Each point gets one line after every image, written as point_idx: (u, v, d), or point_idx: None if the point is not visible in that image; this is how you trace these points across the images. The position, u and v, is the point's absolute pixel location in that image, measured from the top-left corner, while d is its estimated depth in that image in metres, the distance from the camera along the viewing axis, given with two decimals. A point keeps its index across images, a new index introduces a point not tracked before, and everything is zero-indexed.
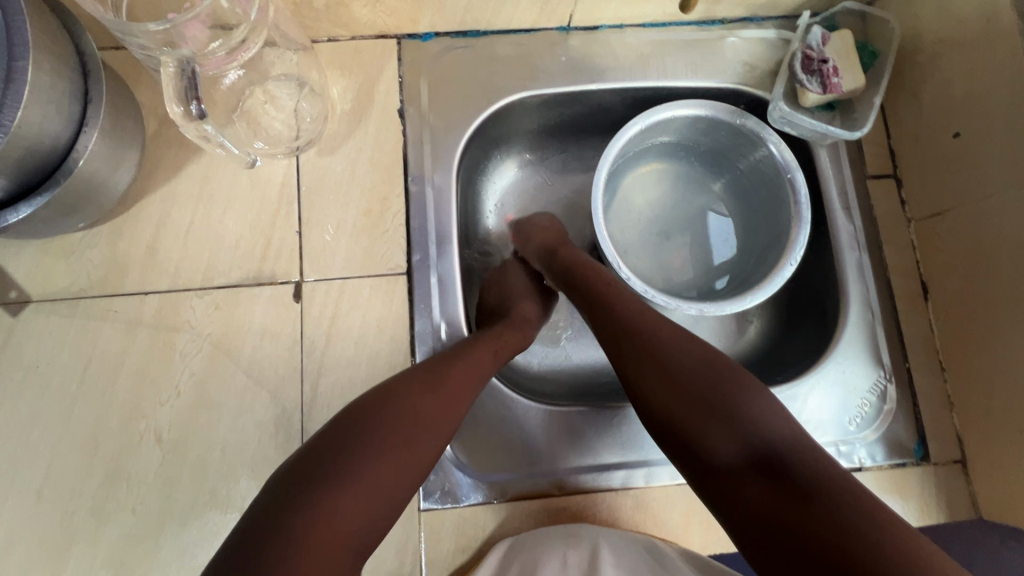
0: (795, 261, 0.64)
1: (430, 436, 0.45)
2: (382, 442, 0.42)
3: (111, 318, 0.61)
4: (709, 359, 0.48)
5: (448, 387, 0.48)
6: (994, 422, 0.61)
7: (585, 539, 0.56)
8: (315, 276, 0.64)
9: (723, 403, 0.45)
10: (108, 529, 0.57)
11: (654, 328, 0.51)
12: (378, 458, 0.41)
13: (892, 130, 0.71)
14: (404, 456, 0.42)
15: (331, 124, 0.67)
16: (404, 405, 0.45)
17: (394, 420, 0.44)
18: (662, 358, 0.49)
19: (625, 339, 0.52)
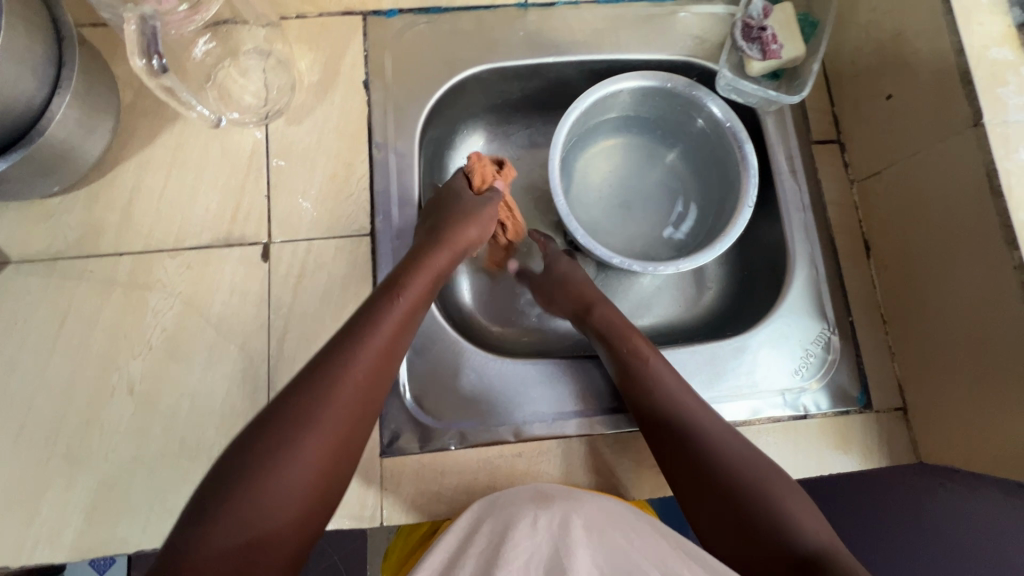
0: (745, 219, 0.69)
1: (329, 436, 0.47)
2: (277, 456, 0.45)
3: (87, 277, 0.64)
4: (753, 457, 0.55)
5: (341, 378, 0.49)
6: (929, 368, 0.64)
7: (557, 501, 0.56)
8: (283, 237, 0.67)
9: (755, 487, 0.53)
10: (81, 475, 0.60)
11: (692, 409, 0.58)
12: (282, 473, 0.44)
13: (835, 98, 0.74)
14: (305, 463, 0.45)
15: (299, 95, 0.70)
16: (296, 413, 0.47)
17: (287, 431, 0.46)
18: (705, 441, 0.56)
19: (664, 415, 0.58)
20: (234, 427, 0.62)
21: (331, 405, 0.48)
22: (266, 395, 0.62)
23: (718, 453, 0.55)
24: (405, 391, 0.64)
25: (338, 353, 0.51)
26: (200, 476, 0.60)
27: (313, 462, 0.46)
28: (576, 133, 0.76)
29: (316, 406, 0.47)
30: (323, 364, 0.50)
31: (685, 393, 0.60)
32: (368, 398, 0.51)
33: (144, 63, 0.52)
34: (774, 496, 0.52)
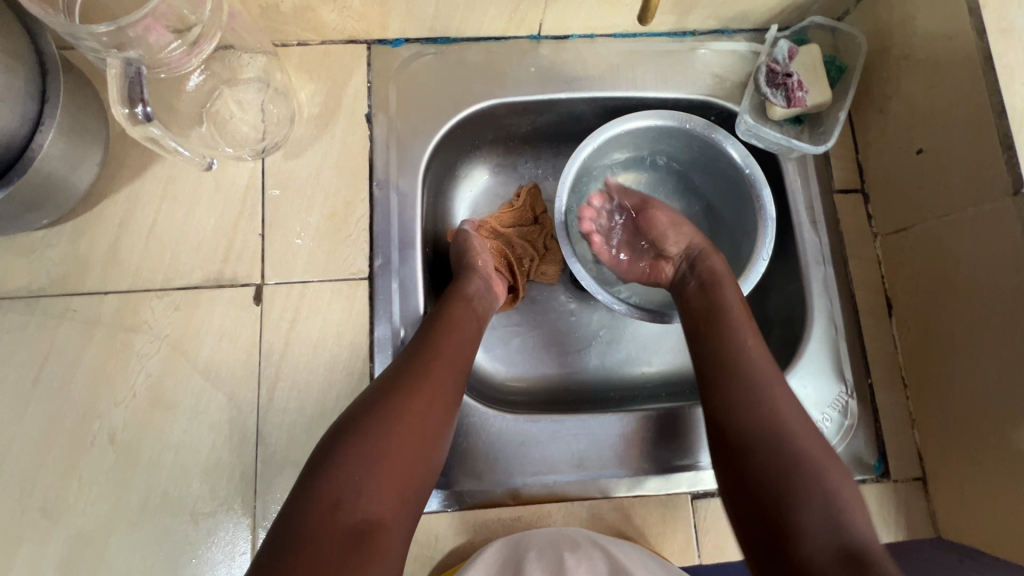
0: (760, 273, 0.65)
1: (421, 419, 0.47)
2: (377, 444, 0.44)
3: (69, 317, 0.61)
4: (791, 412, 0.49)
5: (428, 370, 0.50)
6: (952, 439, 0.61)
7: (587, 545, 0.57)
8: (276, 279, 0.63)
9: (828, 484, 0.44)
10: (57, 528, 0.57)
11: (771, 389, 0.50)
12: (369, 463, 0.42)
13: (860, 145, 0.71)
14: (402, 448, 0.44)
15: (298, 128, 0.67)
16: (388, 404, 0.46)
17: (383, 419, 0.45)
18: (774, 410, 0.49)
19: (741, 380, 0.51)
20: (220, 481, 0.59)
21: (418, 393, 0.48)
22: (255, 447, 0.59)
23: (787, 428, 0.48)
24: None
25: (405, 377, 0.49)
26: (183, 532, 0.57)
27: (409, 436, 0.45)
28: (585, 175, 0.74)
29: (405, 397, 0.47)
30: (405, 363, 0.51)
31: (773, 372, 0.52)
32: (449, 399, 0.50)
33: (126, 110, 0.51)
34: (840, 495, 0.44)
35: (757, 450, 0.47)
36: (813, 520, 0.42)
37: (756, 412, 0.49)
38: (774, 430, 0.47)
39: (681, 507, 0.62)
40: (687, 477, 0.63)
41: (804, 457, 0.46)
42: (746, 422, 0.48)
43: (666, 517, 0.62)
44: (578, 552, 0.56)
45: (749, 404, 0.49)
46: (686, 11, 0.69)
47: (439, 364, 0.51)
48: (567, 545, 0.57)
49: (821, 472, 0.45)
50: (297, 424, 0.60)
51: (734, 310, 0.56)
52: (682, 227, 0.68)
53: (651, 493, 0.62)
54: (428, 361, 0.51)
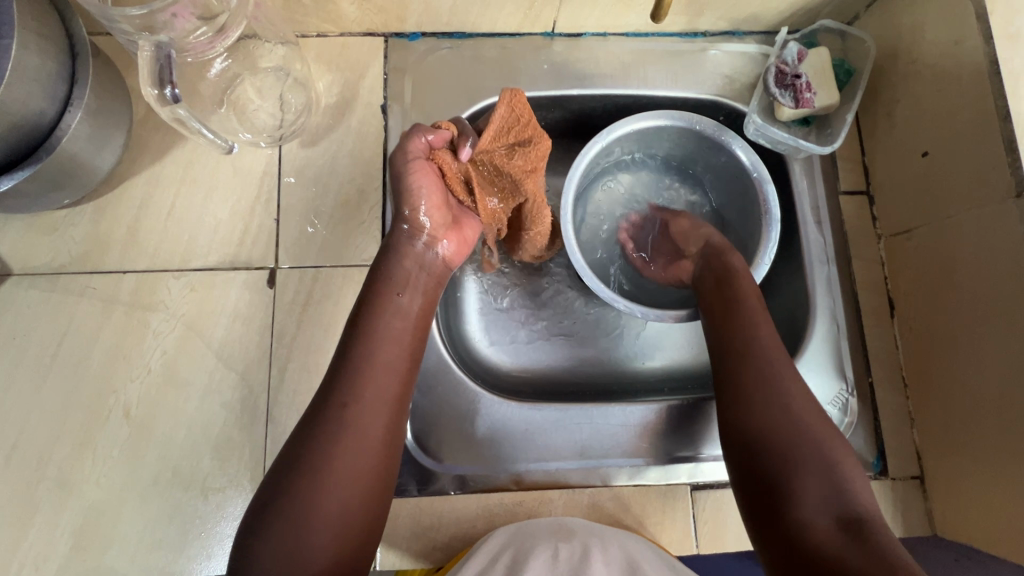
0: (760, 275, 0.66)
1: (341, 486, 0.45)
2: (298, 522, 0.43)
3: (89, 294, 0.63)
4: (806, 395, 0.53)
5: (338, 431, 0.47)
6: (951, 439, 0.62)
7: (580, 533, 0.57)
8: (290, 263, 0.65)
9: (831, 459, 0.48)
10: (71, 499, 0.58)
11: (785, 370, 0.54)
12: (297, 536, 0.43)
13: (866, 148, 0.72)
14: (325, 517, 0.44)
15: (315, 117, 0.69)
16: (298, 480, 0.45)
17: (300, 500, 0.44)
18: (787, 399, 0.52)
19: (756, 366, 0.54)
20: (231, 458, 0.60)
21: (344, 440, 0.47)
22: (265, 425, 0.61)
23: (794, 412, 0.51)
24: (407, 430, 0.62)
25: (324, 424, 0.47)
26: (192, 507, 0.59)
27: (334, 503, 0.45)
28: (594, 171, 0.75)
29: (318, 468, 0.45)
30: (312, 426, 0.47)
31: (785, 360, 0.55)
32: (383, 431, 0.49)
33: (155, 92, 0.52)
34: (843, 472, 0.48)
35: (766, 428, 0.50)
36: (813, 495, 0.46)
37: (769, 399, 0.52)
38: (787, 416, 0.51)
39: (680, 498, 0.63)
40: (687, 468, 0.64)
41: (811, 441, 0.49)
42: (760, 410, 0.51)
43: (666, 507, 0.63)
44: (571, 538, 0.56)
45: (767, 394, 0.52)
46: (698, 12, 0.70)
47: (352, 422, 0.47)
48: (559, 533, 0.57)
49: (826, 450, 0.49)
50: (306, 405, 0.62)
51: (751, 300, 0.59)
52: (708, 228, 0.70)
53: (652, 483, 0.63)
54: (340, 420, 0.47)
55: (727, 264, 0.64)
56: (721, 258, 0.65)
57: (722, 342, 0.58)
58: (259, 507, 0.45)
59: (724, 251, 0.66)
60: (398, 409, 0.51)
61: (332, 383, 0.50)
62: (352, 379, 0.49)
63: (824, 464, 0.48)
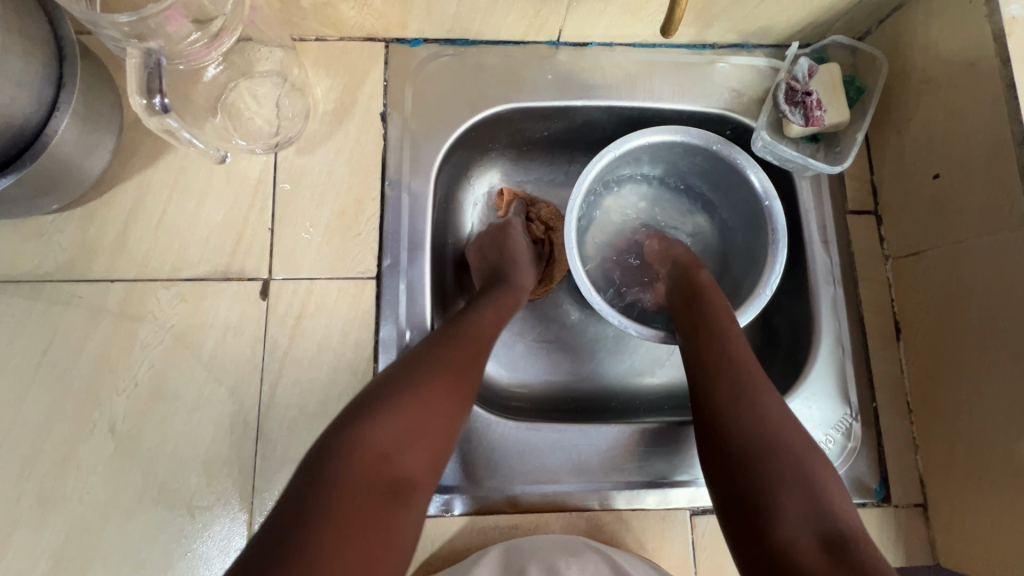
0: (761, 303, 0.65)
1: (436, 407, 0.46)
2: (396, 420, 0.43)
3: (74, 303, 0.61)
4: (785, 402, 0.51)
5: (446, 364, 0.48)
6: (956, 467, 0.60)
7: (588, 552, 0.57)
8: (284, 274, 0.63)
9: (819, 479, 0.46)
10: (53, 516, 0.56)
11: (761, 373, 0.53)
12: (395, 426, 0.43)
13: (875, 167, 0.70)
14: (414, 414, 0.44)
15: (312, 123, 0.67)
16: (408, 383, 0.46)
17: (401, 403, 0.45)
18: (766, 400, 0.51)
19: (732, 366, 0.53)
20: (220, 475, 0.58)
21: (446, 361, 0.49)
22: (255, 441, 0.59)
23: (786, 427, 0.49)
24: None
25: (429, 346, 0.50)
26: (178, 525, 0.57)
27: (423, 412, 0.45)
28: (597, 184, 0.73)
29: (422, 383, 0.46)
30: (430, 352, 0.49)
31: (760, 365, 0.54)
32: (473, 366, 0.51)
33: (144, 101, 0.50)
34: (825, 486, 0.46)
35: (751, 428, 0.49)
36: (796, 512, 0.44)
37: (758, 417, 0.49)
38: (767, 421, 0.49)
39: (680, 523, 0.61)
40: (687, 492, 0.62)
41: (801, 459, 0.47)
42: (746, 408, 0.50)
43: (665, 532, 0.61)
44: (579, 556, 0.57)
45: (749, 395, 0.51)
46: (707, 24, 0.68)
47: (462, 362, 0.50)
48: (568, 549, 0.57)
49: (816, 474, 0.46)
50: (298, 422, 0.60)
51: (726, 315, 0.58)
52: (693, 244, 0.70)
53: (650, 508, 0.62)
54: (445, 343, 0.50)
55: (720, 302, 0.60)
56: (687, 275, 0.65)
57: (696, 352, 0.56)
58: (364, 396, 0.45)
59: (691, 268, 0.66)
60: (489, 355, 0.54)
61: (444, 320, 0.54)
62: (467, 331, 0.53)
63: (805, 477, 0.46)
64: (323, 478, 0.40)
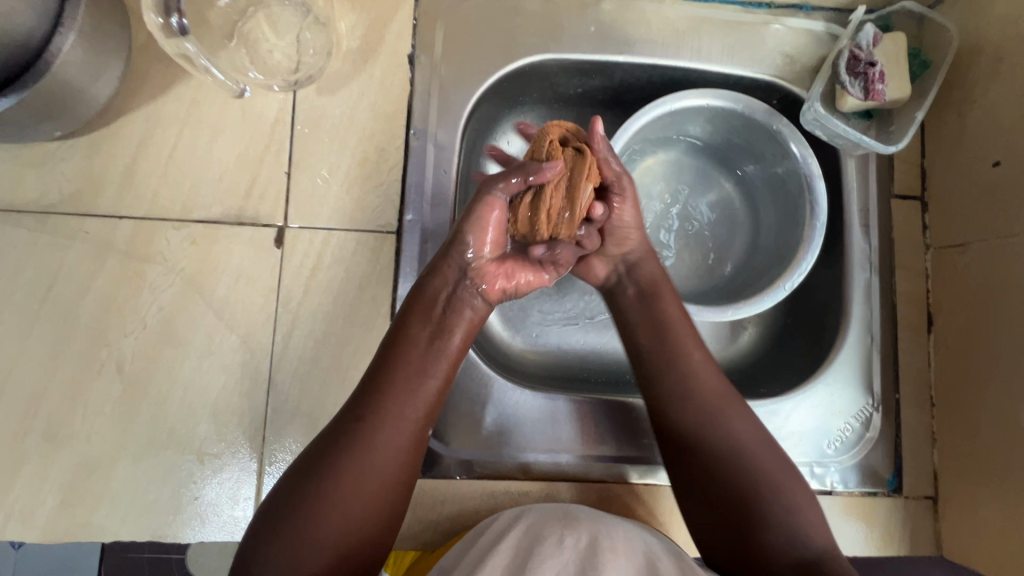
0: (774, 299, 0.63)
1: (372, 479, 0.44)
2: (309, 533, 0.42)
3: (80, 238, 0.58)
4: (725, 420, 0.51)
5: (365, 456, 0.44)
6: (973, 464, 0.60)
7: (584, 521, 0.52)
8: (300, 223, 0.60)
9: (775, 486, 0.48)
10: (58, 453, 0.55)
11: (710, 386, 0.53)
12: (323, 511, 0.42)
13: (927, 150, 0.66)
14: (346, 497, 0.43)
15: (335, 61, 0.62)
16: (327, 473, 0.43)
17: (312, 514, 0.42)
18: (723, 421, 0.51)
19: (677, 381, 0.53)
20: (230, 423, 0.57)
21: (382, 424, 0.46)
22: (266, 392, 0.58)
23: (729, 439, 0.50)
24: None
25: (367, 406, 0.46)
26: (187, 471, 0.56)
27: (357, 490, 0.43)
28: (636, 144, 0.70)
29: (343, 477, 0.43)
30: (339, 441, 0.45)
31: (713, 374, 0.54)
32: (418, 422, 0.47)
33: (161, 20, 0.53)
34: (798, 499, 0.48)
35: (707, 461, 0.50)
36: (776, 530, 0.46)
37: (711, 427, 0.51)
38: (727, 445, 0.50)
39: None
40: None
41: (753, 470, 0.49)
42: (706, 444, 0.50)
43: (673, 507, 0.61)
44: (573, 527, 0.51)
45: (702, 427, 0.51)
46: None
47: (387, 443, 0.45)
48: (563, 518, 0.53)
49: (762, 474, 0.49)
50: (311, 375, 0.58)
51: (659, 280, 0.58)
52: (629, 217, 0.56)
53: (663, 484, 0.62)
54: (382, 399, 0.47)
55: (662, 312, 0.56)
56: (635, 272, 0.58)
57: (637, 335, 0.56)
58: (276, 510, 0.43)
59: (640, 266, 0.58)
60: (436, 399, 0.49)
61: (379, 363, 0.49)
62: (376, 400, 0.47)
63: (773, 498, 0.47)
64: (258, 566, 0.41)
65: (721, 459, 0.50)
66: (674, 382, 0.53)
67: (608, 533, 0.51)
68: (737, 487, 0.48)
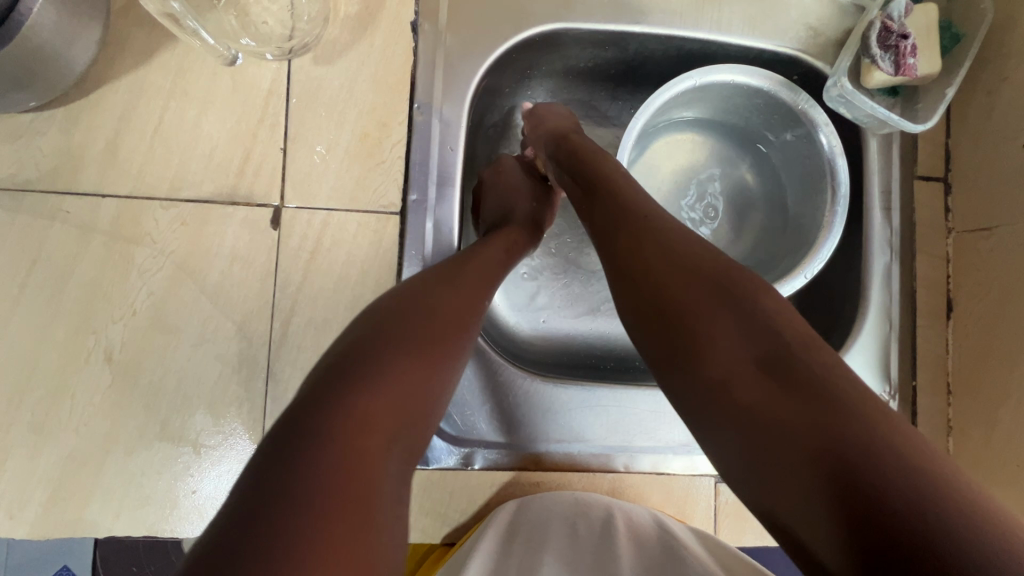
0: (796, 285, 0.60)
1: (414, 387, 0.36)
2: (342, 453, 0.31)
3: (61, 219, 0.54)
4: (693, 246, 0.42)
5: (411, 358, 0.37)
6: (988, 452, 0.59)
7: (601, 512, 0.54)
8: (298, 203, 0.57)
9: (756, 305, 0.38)
10: (46, 446, 0.52)
11: (678, 232, 0.43)
12: (360, 422, 0.32)
13: (952, 129, 0.64)
14: (393, 409, 0.34)
15: (332, 28, 0.58)
16: (373, 379, 0.34)
17: (345, 428, 0.32)
18: (693, 263, 0.40)
19: (643, 232, 0.43)
20: (228, 413, 0.55)
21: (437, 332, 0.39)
22: (265, 381, 0.55)
23: (706, 280, 0.39)
24: None
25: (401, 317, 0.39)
26: (184, 464, 0.54)
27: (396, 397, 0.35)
28: (653, 120, 0.67)
29: (383, 380, 0.35)
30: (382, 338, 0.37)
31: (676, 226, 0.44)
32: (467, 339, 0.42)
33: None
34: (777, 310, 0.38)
35: (675, 301, 0.39)
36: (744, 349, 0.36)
37: (673, 248, 0.42)
38: (696, 268, 0.40)
39: (703, 491, 0.60)
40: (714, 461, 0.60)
41: (730, 283, 0.39)
42: (670, 277, 0.40)
43: (686, 497, 0.60)
44: (589, 520, 0.53)
45: (672, 270, 0.40)
46: None
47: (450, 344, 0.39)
48: (580, 508, 0.54)
49: (747, 288, 0.39)
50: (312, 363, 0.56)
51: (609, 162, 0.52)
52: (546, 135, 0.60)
53: (676, 474, 0.60)
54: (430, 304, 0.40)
55: (614, 181, 0.49)
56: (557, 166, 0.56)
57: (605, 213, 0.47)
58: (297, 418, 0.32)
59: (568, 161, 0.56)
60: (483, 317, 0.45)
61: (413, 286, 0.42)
62: (413, 296, 0.41)
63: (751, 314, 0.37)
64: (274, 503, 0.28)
65: (689, 285, 0.40)
66: (635, 246, 0.43)
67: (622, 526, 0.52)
68: (715, 289, 0.39)
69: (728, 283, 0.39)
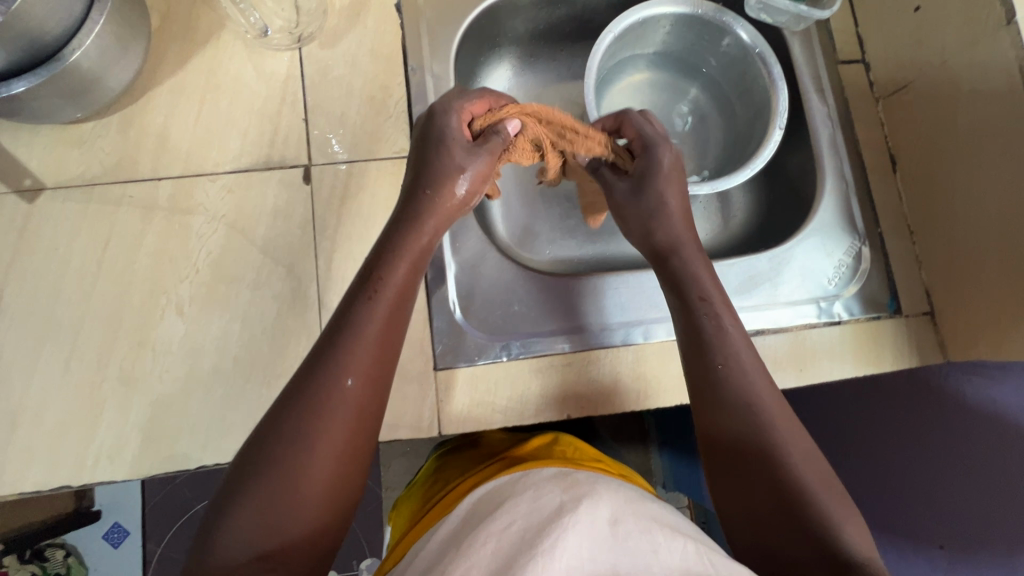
0: (765, 157, 0.69)
1: (323, 448, 0.45)
2: (268, 502, 0.44)
3: (126, 203, 0.63)
4: (764, 403, 0.51)
5: (317, 422, 0.45)
6: (955, 267, 0.67)
7: (585, 486, 0.49)
8: (323, 160, 0.66)
9: (804, 481, 0.48)
10: (134, 396, 0.59)
11: (753, 378, 0.53)
12: (281, 481, 0.44)
13: (859, 18, 0.76)
14: (305, 468, 0.44)
15: (331, 18, 0.69)
16: (282, 447, 0.45)
17: (266, 492, 0.44)
18: (759, 408, 0.51)
19: (726, 370, 0.53)
20: (289, 344, 0.62)
21: (335, 396, 0.46)
22: (317, 312, 0.63)
23: (772, 439, 0.50)
24: (455, 308, 0.65)
25: (317, 390, 0.46)
26: (256, 395, 0.60)
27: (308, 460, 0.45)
28: (610, 58, 0.79)
29: (295, 446, 0.45)
30: (288, 414, 0.46)
31: (747, 352, 0.54)
32: (372, 385, 0.48)
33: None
34: (829, 501, 0.47)
35: (740, 467, 0.50)
36: (802, 529, 0.46)
37: (744, 408, 0.51)
38: (761, 428, 0.50)
39: None
40: None
41: (781, 443, 0.49)
42: (735, 427, 0.51)
43: None
44: (572, 495, 0.47)
45: (744, 415, 0.51)
46: None
47: (341, 402, 0.46)
48: (563, 482, 0.50)
49: (792, 455, 0.49)
50: None
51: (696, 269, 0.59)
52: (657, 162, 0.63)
53: None
54: (332, 367, 0.47)
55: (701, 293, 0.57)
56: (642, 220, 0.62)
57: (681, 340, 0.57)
58: (217, 515, 0.45)
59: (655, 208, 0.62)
60: (386, 354, 0.50)
61: (335, 326, 0.49)
62: (336, 351, 0.47)
63: (800, 486, 0.48)
64: (231, 524, 0.43)
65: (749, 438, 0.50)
66: (727, 387, 0.52)
67: (595, 498, 0.46)
68: (771, 465, 0.49)
69: (780, 462, 0.49)
